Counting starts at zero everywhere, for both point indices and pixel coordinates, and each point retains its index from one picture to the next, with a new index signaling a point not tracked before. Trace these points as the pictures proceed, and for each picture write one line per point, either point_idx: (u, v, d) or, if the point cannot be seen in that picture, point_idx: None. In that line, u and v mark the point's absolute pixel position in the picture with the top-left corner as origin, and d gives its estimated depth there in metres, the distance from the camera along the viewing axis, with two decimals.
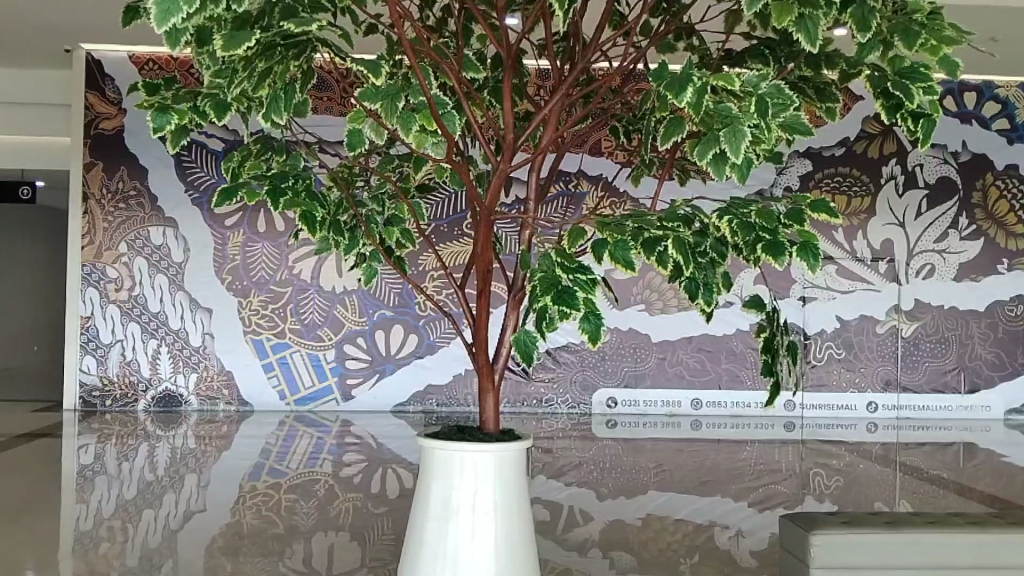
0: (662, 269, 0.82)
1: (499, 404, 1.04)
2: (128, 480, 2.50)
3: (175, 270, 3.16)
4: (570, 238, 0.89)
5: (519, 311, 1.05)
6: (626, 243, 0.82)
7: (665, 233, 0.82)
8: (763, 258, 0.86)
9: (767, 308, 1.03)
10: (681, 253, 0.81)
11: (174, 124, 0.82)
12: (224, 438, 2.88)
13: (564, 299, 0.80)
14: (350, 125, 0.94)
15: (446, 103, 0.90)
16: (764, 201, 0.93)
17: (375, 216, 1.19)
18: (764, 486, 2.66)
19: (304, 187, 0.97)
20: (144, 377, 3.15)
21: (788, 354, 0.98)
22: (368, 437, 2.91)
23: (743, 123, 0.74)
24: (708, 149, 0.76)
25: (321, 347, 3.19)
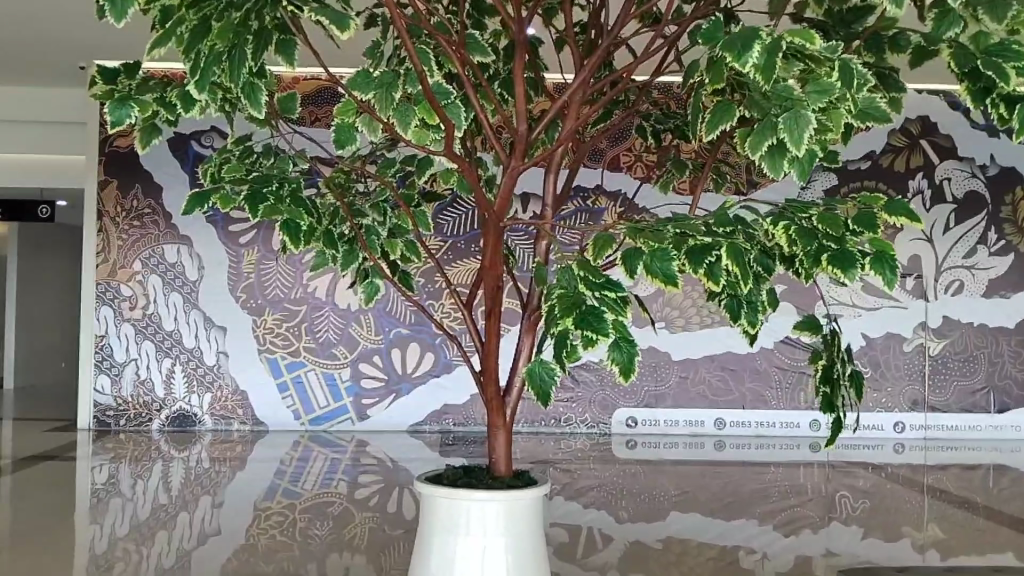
0: (711, 282, 0.76)
1: (511, 443, 1.01)
2: (142, 502, 2.47)
3: (189, 288, 3.12)
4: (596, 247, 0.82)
5: (532, 335, 1.00)
6: (666, 254, 0.76)
7: (709, 243, 0.76)
8: (826, 271, 0.92)
9: (823, 331, 1.08)
10: (734, 262, 0.74)
11: (133, 116, 1.02)
12: (238, 459, 2.84)
13: (588, 323, 0.73)
14: (339, 119, 1.07)
15: (445, 94, 1.01)
16: (827, 206, 0.99)
17: (376, 227, 1.27)
18: (788, 509, 2.59)
19: (290, 191, 1.10)
20: (159, 396, 3.11)
21: (851, 384, 1.03)
22: (385, 458, 2.85)
23: (804, 109, 0.83)
24: (763, 138, 0.86)
25: (337, 365, 3.14)
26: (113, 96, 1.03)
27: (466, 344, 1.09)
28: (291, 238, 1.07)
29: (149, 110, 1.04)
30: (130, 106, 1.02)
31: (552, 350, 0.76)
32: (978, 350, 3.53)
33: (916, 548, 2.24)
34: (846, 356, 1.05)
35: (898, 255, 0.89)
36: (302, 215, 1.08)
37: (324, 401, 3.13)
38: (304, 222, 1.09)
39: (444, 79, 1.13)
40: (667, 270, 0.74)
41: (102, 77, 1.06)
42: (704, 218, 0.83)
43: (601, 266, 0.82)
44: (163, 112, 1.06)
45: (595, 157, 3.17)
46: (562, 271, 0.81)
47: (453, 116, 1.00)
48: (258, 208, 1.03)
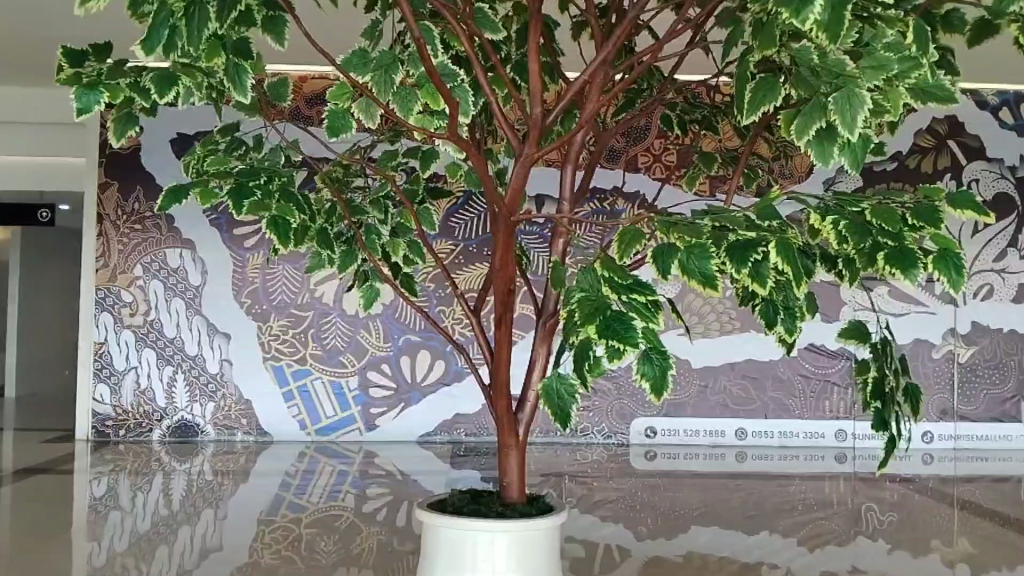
0: (761, 287, 0.65)
1: (524, 466, 0.90)
2: (141, 516, 2.36)
3: (192, 294, 3.03)
4: (621, 242, 0.71)
5: (548, 344, 0.90)
6: (704, 250, 0.64)
7: (757, 238, 0.64)
8: (883, 273, 0.80)
9: (873, 339, 0.97)
10: (785, 258, 0.62)
11: (102, 103, 0.91)
12: (242, 470, 2.74)
13: (614, 331, 0.62)
14: (333, 103, 0.95)
15: (453, 76, 0.89)
16: (879, 199, 0.88)
17: (377, 227, 1.16)
18: (813, 522, 2.47)
19: (280, 185, 0.99)
20: (161, 406, 3.02)
21: (905, 399, 0.92)
22: (394, 470, 2.74)
23: (858, 86, 0.72)
24: (813, 121, 0.75)
25: (344, 373, 3.03)
26: (80, 81, 0.91)
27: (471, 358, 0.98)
28: (278, 237, 0.97)
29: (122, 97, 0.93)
30: (99, 92, 0.90)
31: (572, 362, 0.65)
32: (1009, 357, 3.40)
33: (950, 564, 2.12)
34: (899, 366, 0.94)
35: (961, 252, 0.78)
36: (293, 211, 0.97)
37: (331, 410, 3.03)
38: (295, 219, 0.98)
39: (451, 61, 1.02)
40: (706, 270, 0.63)
41: (67, 61, 0.96)
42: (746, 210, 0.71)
43: (627, 265, 0.71)
44: (137, 99, 0.95)
45: (611, 158, 3.06)
46: (584, 272, 0.70)
47: (461, 102, 0.89)
48: (243, 203, 0.93)
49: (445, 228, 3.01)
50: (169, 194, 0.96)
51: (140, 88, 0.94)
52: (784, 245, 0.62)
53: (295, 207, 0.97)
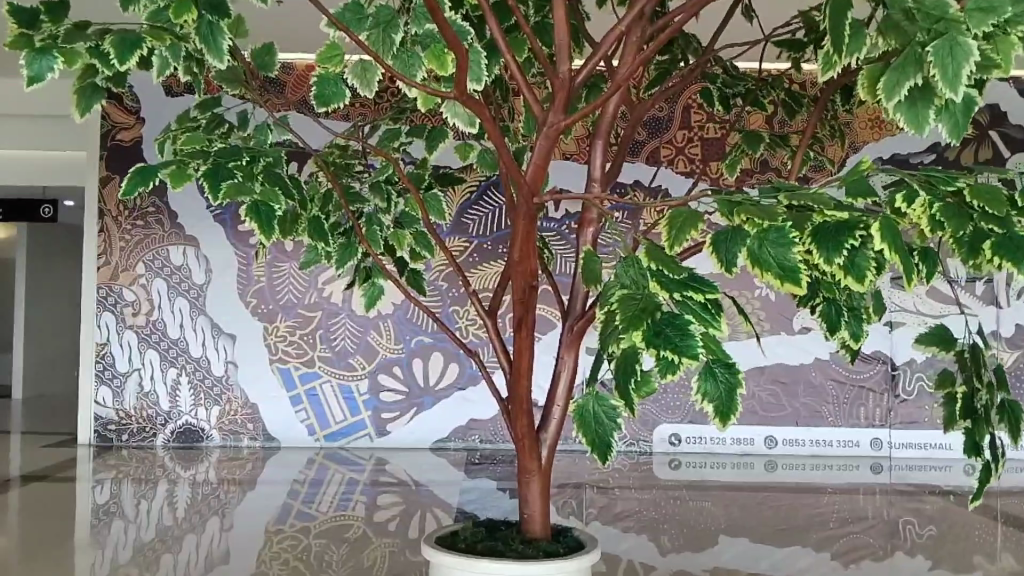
0: (853, 283, 0.48)
1: (547, 497, 0.76)
2: (143, 525, 2.23)
3: (196, 293, 2.89)
4: (670, 225, 0.55)
5: (575, 351, 0.76)
6: (783, 235, 0.48)
7: (851, 217, 0.48)
8: (985, 267, 0.64)
9: (958, 346, 0.81)
10: (892, 248, 0.46)
11: (58, 70, 0.74)
12: (248, 478, 2.61)
13: (664, 339, 0.48)
14: (322, 67, 0.78)
15: (467, 34, 0.74)
16: (971, 174, 0.72)
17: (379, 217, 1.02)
18: (848, 535, 2.32)
19: (265, 166, 0.82)
20: (164, 410, 2.90)
21: (1003, 420, 0.76)
22: (407, 479, 2.60)
23: (963, 33, 0.56)
24: (902, 84, 0.60)
25: (353, 376, 2.90)
26: (32, 45, 0.75)
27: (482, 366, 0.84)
28: (262, 226, 0.78)
29: (80, 63, 0.76)
30: (54, 56, 0.74)
31: (612, 375, 0.51)
32: None
33: None
34: (993, 379, 0.79)
35: None
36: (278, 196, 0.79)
37: (341, 415, 2.89)
38: (281, 205, 0.80)
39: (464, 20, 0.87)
40: (782, 260, 0.47)
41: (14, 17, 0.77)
42: (828, 185, 0.55)
43: (679, 258, 0.55)
44: (99, 68, 0.77)
45: (633, 150, 2.92)
46: (623, 264, 0.55)
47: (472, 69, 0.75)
48: (220, 188, 0.75)
49: (458, 225, 2.87)
50: (136, 175, 0.79)
51: (101, 53, 0.76)
52: (889, 225, 0.46)
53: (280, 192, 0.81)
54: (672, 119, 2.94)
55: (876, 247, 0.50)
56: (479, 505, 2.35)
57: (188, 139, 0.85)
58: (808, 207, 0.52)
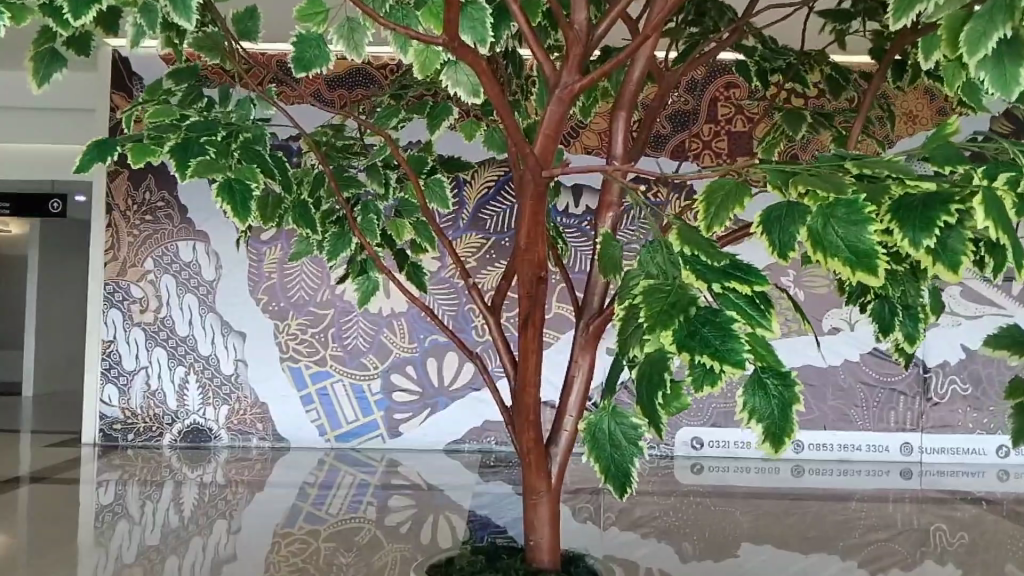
0: (943, 271, 0.38)
1: (558, 520, 0.67)
2: (149, 526, 2.16)
3: (205, 289, 2.81)
4: (708, 202, 0.45)
5: (592, 352, 0.66)
6: (856, 210, 0.39)
7: (943, 188, 0.39)
8: None
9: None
10: (1000, 228, 0.36)
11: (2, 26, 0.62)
12: (256, 479, 2.53)
13: (700, 341, 0.39)
14: (301, 25, 0.68)
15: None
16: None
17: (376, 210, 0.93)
18: (877, 542, 2.21)
19: (238, 142, 0.74)
20: (171, 408, 2.83)
21: None
22: (419, 481, 2.51)
23: None
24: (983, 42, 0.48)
25: (365, 376, 2.81)
26: None
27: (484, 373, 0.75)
28: (235, 210, 0.70)
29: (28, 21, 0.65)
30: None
31: (637, 388, 0.42)
32: None
33: None
34: None
35: None
36: (251, 176, 0.71)
37: (352, 416, 2.80)
38: (256, 184, 0.72)
39: None
40: (853, 242, 0.38)
41: None
42: (909, 153, 0.46)
43: (718, 241, 0.45)
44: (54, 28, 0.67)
45: (658, 144, 2.82)
46: (648, 247, 0.46)
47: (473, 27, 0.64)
48: (187, 164, 0.68)
49: (475, 221, 2.77)
50: (94, 147, 0.72)
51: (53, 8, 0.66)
52: (995, 198, 0.36)
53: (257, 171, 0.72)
54: (698, 112, 2.83)
55: (971, 230, 0.40)
56: (493, 509, 2.26)
57: (156, 113, 0.77)
58: (880, 178, 0.43)
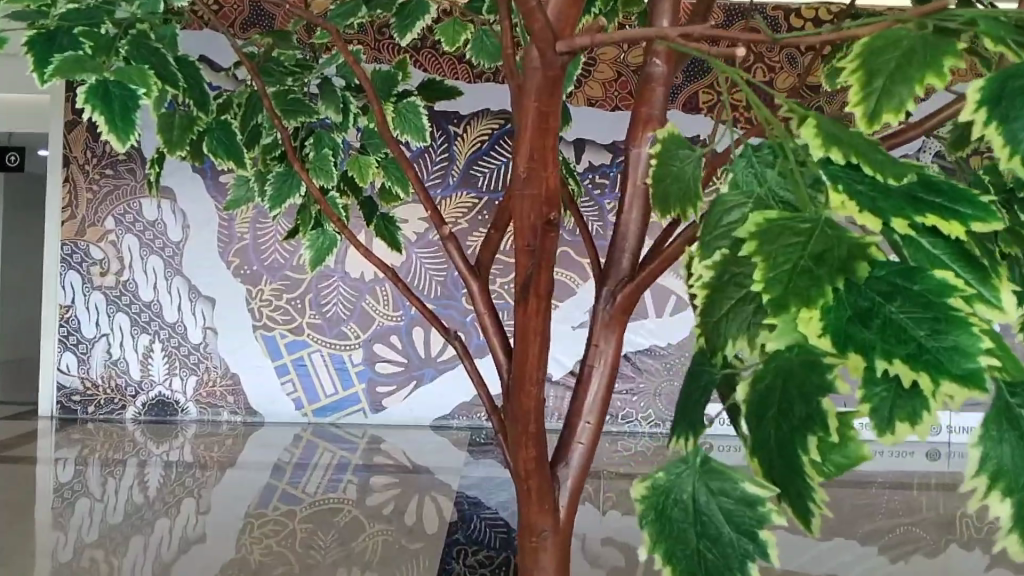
0: None
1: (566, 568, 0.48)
2: (111, 506, 1.96)
3: (171, 251, 2.58)
4: (865, 72, 0.26)
5: (619, 337, 0.48)
6: None
7: None
8: None
9: None
10: None
11: None
12: (226, 456, 2.33)
13: (885, 332, 0.20)
14: None
15: None
16: None
17: (326, 148, 0.73)
18: (901, 529, 2.03)
19: (130, 37, 0.53)
20: (135, 379, 2.63)
21: None
22: (403, 459, 2.32)
23: None
24: None
25: (346, 346, 2.59)
26: None
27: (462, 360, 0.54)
28: (113, 126, 0.49)
29: None
30: None
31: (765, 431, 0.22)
32: None
33: None
34: None
35: None
36: (139, 81, 0.50)
37: (331, 388, 2.60)
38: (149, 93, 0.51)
39: None
40: None
41: None
42: None
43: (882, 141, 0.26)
44: None
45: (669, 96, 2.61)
46: (748, 155, 0.26)
47: None
48: (49, 59, 0.49)
49: (465, 178, 2.55)
50: None
51: None
52: None
53: (151, 75, 0.51)
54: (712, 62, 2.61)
55: None
56: (482, 490, 2.08)
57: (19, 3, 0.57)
58: None
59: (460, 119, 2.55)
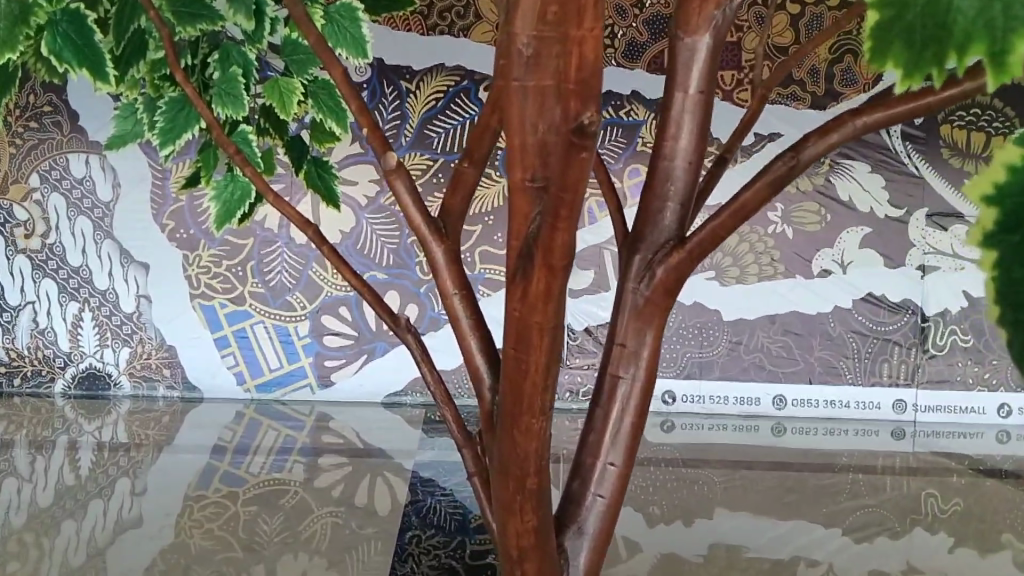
0: None
1: None
2: (40, 489, 1.57)
3: (102, 213, 1.91)
4: None
5: (657, 344, 0.34)
6: None
7: None
8: None
9: None
10: None
11: None
12: (165, 433, 1.83)
13: None
14: None
15: None
16: None
17: (235, 64, 0.58)
18: None
19: None
20: (63, 351, 1.98)
21: None
22: (351, 435, 1.85)
23: None
24: None
25: (292, 318, 1.95)
26: None
27: (415, 364, 0.37)
28: None
29: None
30: None
31: None
32: None
33: None
34: None
35: None
36: None
37: (276, 361, 1.98)
38: None
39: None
40: None
41: None
42: None
43: None
44: None
45: None
46: None
47: None
48: None
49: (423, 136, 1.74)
50: None
51: None
52: None
53: None
54: None
55: None
56: (440, 471, 1.67)
57: None
58: None
59: (412, 72, 1.70)
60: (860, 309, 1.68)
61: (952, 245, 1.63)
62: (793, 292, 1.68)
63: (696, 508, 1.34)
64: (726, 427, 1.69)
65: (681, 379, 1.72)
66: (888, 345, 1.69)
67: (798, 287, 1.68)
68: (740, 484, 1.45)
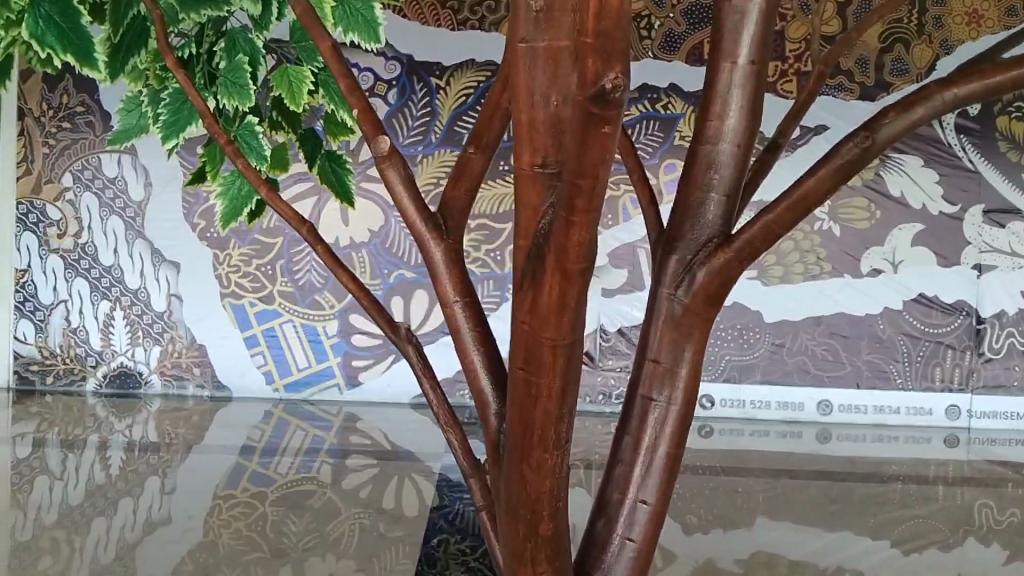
0: None
1: None
2: (72, 486, 1.54)
3: (133, 212, 1.89)
4: None
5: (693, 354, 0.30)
6: None
7: None
8: None
9: None
10: None
11: None
12: (193, 432, 1.79)
13: None
14: None
15: None
16: None
17: (242, 53, 0.54)
18: None
19: None
20: (95, 350, 1.97)
21: None
22: (378, 437, 1.81)
23: None
24: None
25: (322, 317, 1.92)
26: None
27: (419, 381, 0.33)
28: None
29: None
30: None
31: None
32: None
33: None
34: None
35: None
36: None
37: (305, 362, 1.95)
38: None
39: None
40: None
41: None
42: None
43: None
44: None
45: None
46: None
47: None
48: None
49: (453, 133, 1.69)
50: None
51: None
52: None
53: None
54: None
55: None
56: None
57: None
58: None
59: (443, 68, 1.66)
60: (912, 310, 1.62)
61: (1009, 243, 1.58)
62: (841, 292, 1.62)
63: (736, 517, 1.29)
64: (767, 432, 1.62)
65: (722, 383, 1.67)
66: (941, 348, 1.62)
67: (846, 288, 1.62)
68: (783, 490, 1.39)
